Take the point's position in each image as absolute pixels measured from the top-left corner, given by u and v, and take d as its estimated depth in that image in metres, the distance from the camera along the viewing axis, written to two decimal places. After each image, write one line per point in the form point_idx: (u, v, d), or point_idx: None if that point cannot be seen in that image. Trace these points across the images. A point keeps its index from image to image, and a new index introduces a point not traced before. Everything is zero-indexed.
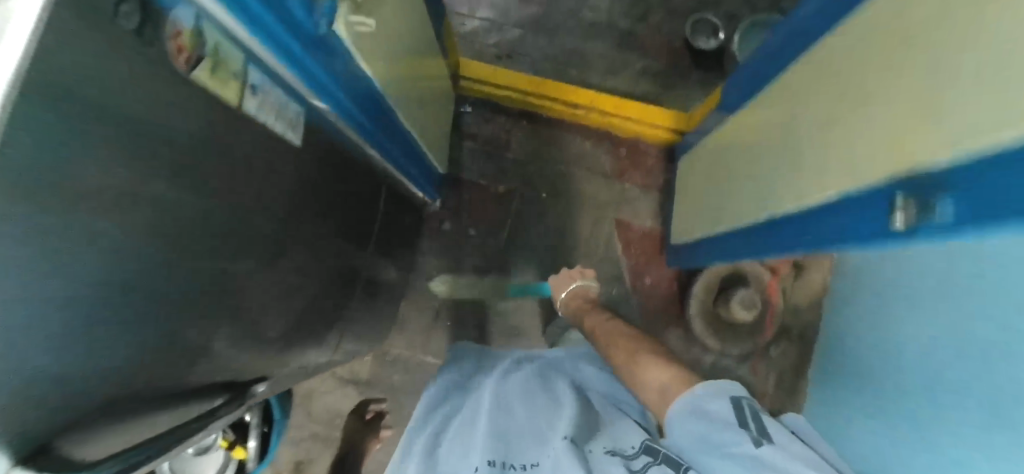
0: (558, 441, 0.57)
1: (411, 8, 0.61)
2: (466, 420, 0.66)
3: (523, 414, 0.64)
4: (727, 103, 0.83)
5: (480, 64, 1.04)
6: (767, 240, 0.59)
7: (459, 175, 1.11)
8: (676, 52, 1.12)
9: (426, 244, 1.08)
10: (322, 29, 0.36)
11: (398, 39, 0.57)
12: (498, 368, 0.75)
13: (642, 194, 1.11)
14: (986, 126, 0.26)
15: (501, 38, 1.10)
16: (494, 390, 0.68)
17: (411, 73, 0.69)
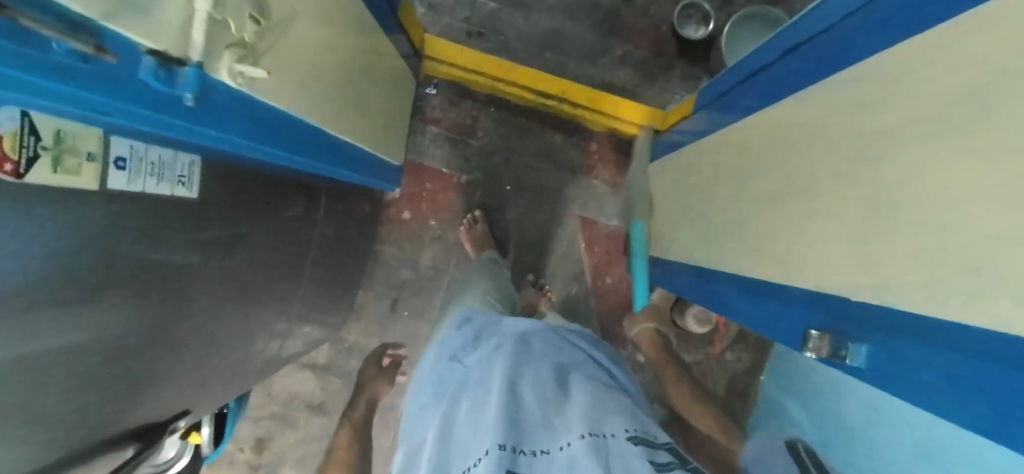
0: (573, 435, 0.48)
1: (334, 13, 0.56)
2: (474, 398, 0.57)
3: (539, 397, 0.55)
4: (700, 117, 0.78)
5: (447, 42, 0.96)
6: (713, 293, 0.60)
7: (420, 163, 1.05)
8: (662, 39, 1.04)
9: (385, 234, 1.05)
10: (189, 100, 0.35)
11: (308, 50, 0.52)
12: (509, 339, 0.66)
13: (612, 192, 1.06)
14: (957, 300, 0.26)
15: (471, 15, 1.02)
16: (506, 366, 0.58)
17: (338, 76, 0.63)
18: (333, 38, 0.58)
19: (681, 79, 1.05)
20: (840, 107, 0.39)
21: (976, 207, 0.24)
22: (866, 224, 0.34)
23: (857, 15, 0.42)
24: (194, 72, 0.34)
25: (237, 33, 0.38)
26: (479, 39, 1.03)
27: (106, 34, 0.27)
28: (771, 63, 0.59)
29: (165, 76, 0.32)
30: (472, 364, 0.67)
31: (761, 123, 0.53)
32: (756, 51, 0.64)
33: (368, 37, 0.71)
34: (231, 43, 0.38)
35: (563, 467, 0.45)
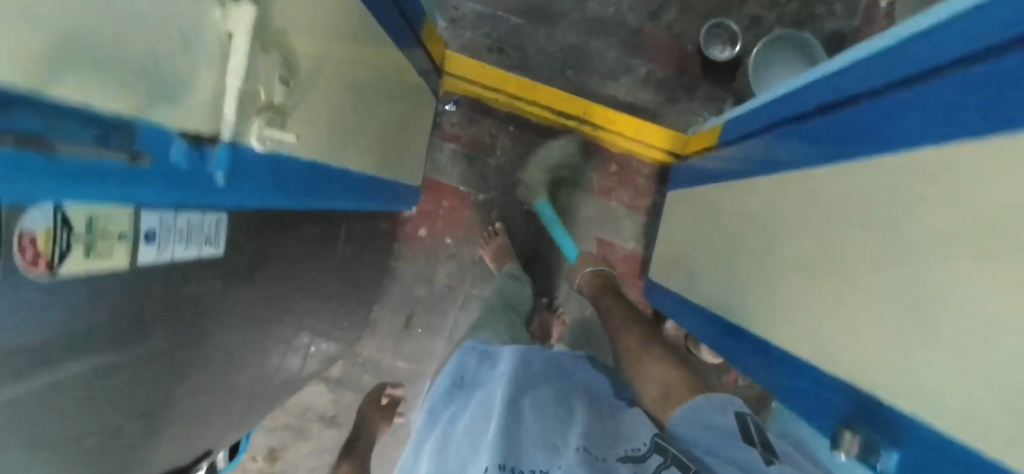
0: (568, 452, 0.47)
1: (354, 50, 0.55)
2: (474, 422, 0.57)
3: (537, 416, 0.54)
4: (726, 152, 0.76)
5: (464, 58, 0.94)
6: (733, 346, 0.60)
7: (436, 180, 1.03)
8: (687, 58, 1.01)
9: (400, 251, 1.04)
10: (220, 178, 0.35)
11: (331, 94, 0.51)
12: (509, 360, 0.67)
13: (629, 214, 1.03)
14: (988, 434, 0.25)
15: (493, 31, 1.01)
16: (506, 388, 0.58)
17: (360, 111, 0.62)
18: (355, 74, 0.58)
19: (705, 100, 1.02)
20: (879, 189, 0.38)
21: (1015, 336, 0.24)
22: (899, 327, 0.33)
23: (904, 87, 0.41)
24: (224, 152, 0.34)
25: (266, 97, 0.38)
26: (500, 53, 1.01)
27: (140, 133, 0.27)
28: (808, 112, 0.57)
29: (197, 157, 0.32)
30: (474, 386, 0.67)
31: (795, 184, 0.51)
32: (788, 95, 0.63)
33: (389, 65, 0.69)
34: (261, 109, 0.38)
35: None
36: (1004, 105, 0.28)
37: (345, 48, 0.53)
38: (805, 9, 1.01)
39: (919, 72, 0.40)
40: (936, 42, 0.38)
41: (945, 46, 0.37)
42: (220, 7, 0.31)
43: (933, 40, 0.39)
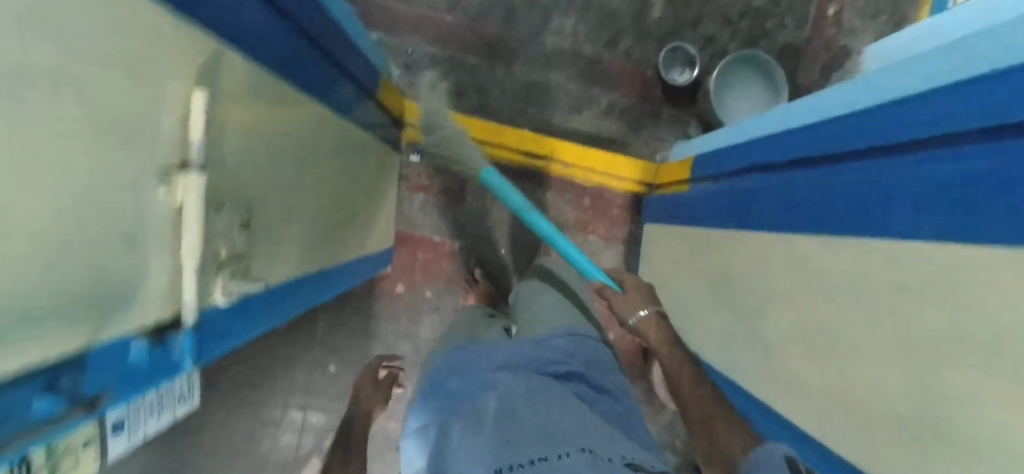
0: (572, 447, 0.40)
1: (311, 151, 0.53)
2: (464, 413, 0.46)
3: (537, 412, 0.44)
4: (701, 190, 0.77)
5: (426, 108, 0.96)
6: (740, 396, 0.61)
7: (410, 232, 1.01)
8: (648, 83, 1.02)
9: (381, 308, 1.01)
10: (186, 362, 0.33)
11: (294, 205, 0.49)
12: (503, 351, 0.55)
13: (608, 244, 1.04)
14: None
15: (452, 75, 0.99)
16: (500, 386, 0.48)
17: (326, 203, 0.60)
18: (316, 172, 0.55)
19: (670, 124, 1.03)
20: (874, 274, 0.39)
21: None
22: (913, 423, 0.33)
23: (897, 155, 0.41)
24: (189, 338, 0.32)
25: (226, 247, 0.35)
26: (461, 96, 0.99)
27: (89, 364, 0.25)
28: (788, 162, 0.58)
29: (156, 352, 0.30)
30: (465, 364, 0.56)
31: (788, 245, 0.52)
32: (763, 140, 0.64)
33: (351, 142, 0.67)
34: (222, 264, 0.35)
35: None
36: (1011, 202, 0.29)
37: (299, 154, 0.50)
38: (756, 25, 1.04)
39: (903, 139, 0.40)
40: (912, 113, 0.40)
41: (928, 120, 0.38)
42: (164, 185, 0.28)
43: (907, 113, 0.40)
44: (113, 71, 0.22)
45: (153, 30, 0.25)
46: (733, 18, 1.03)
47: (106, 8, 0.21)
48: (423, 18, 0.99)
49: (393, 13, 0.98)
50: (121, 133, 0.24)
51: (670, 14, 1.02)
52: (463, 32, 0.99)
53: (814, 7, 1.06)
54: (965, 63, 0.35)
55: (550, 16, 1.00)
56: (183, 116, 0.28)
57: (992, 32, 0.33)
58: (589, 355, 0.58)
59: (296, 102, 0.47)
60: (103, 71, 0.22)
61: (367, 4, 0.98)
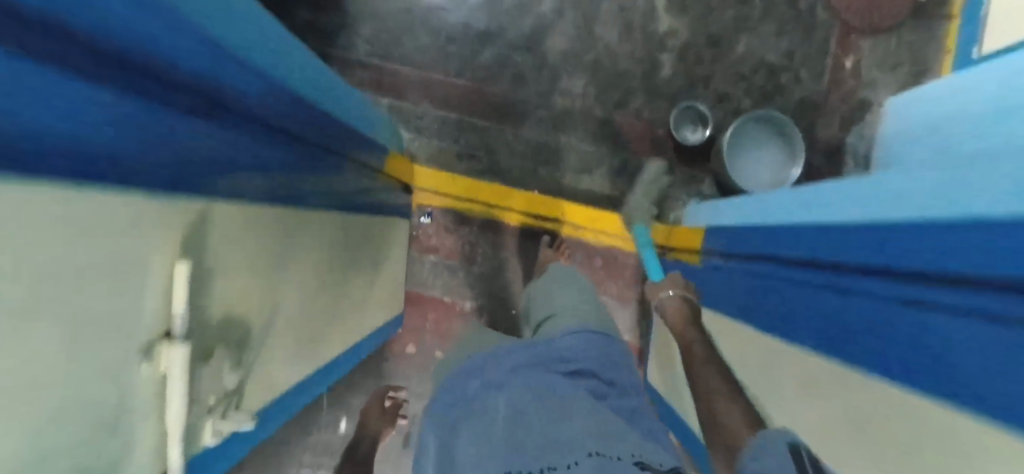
0: (577, 452, 0.39)
1: (315, 251, 0.54)
2: (473, 423, 0.46)
3: (547, 415, 0.44)
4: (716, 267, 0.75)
5: (438, 174, 0.99)
6: None
7: (420, 293, 1.01)
8: (659, 142, 1.01)
9: (390, 371, 1.00)
10: None
11: (296, 311, 0.50)
12: (509, 362, 0.55)
13: (621, 306, 1.01)
14: None
15: (462, 138, 1.01)
16: (510, 394, 0.48)
17: (330, 294, 0.61)
18: (320, 270, 0.56)
19: (683, 182, 1.01)
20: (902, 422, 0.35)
21: None
22: None
23: (906, 284, 0.38)
24: None
25: (217, 392, 0.34)
26: (471, 158, 1.00)
27: None
28: (794, 259, 0.56)
29: None
30: (473, 375, 0.56)
31: (804, 361, 0.49)
32: (770, 229, 0.62)
33: (356, 228, 0.69)
34: (216, 405, 0.34)
35: None
36: (1005, 386, 0.27)
37: (302, 257, 0.51)
38: (770, 80, 1.02)
39: (906, 271, 0.38)
40: (912, 245, 0.37)
41: (931, 251, 0.35)
42: (148, 357, 0.28)
43: (911, 236, 0.38)
44: (80, 279, 0.22)
45: (134, 215, 0.25)
46: (746, 73, 1.02)
47: (73, 224, 0.21)
48: (433, 83, 1.01)
49: (404, 78, 1.01)
50: (98, 326, 0.24)
51: (681, 73, 1.01)
52: (472, 95, 1.01)
53: (831, 59, 1.03)
54: (971, 196, 0.33)
55: (558, 77, 1.01)
56: (165, 283, 0.28)
57: (1001, 168, 0.31)
58: (597, 356, 0.58)
59: (299, 214, 0.48)
60: (75, 277, 0.22)
61: (380, 71, 1.02)
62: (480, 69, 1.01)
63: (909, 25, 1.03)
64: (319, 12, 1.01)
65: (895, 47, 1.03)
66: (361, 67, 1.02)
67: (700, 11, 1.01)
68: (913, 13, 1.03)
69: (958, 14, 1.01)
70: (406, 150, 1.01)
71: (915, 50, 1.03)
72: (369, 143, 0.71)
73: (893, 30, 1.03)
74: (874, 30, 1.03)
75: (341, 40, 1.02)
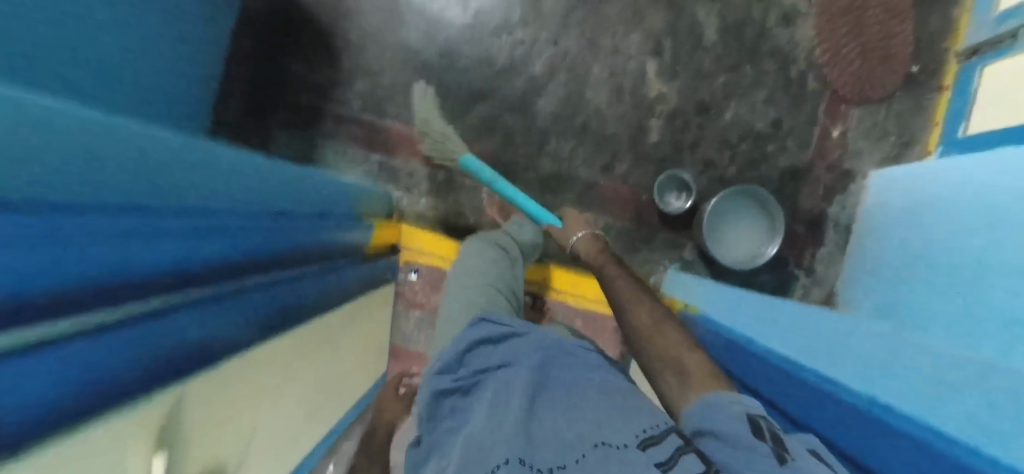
0: (586, 445, 0.40)
1: (286, 366, 0.57)
2: (488, 401, 0.49)
3: (559, 408, 0.46)
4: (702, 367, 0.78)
5: (423, 233, 1.01)
6: None
7: (405, 347, 1.04)
8: (644, 207, 1.03)
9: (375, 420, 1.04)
10: None
11: (258, 426, 0.52)
12: (523, 346, 0.57)
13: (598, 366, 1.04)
14: None
15: (450, 198, 1.04)
16: (521, 377, 0.49)
17: (302, 387, 0.64)
18: (291, 377, 0.60)
19: (665, 247, 1.04)
20: None
21: None
22: None
23: None
24: None
25: None
26: (459, 215, 1.03)
27: None
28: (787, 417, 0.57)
29: None
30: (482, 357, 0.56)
31: None
32: (760, 359, 0.64)
33: (331, 322, 0.72)
34: None
35: None
36: None
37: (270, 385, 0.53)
38: (757, 148, 1.03)
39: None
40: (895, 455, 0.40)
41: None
42: None
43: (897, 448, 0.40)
44: None
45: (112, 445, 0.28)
46: (733, 141, 1.02)
47: None
48: (424, 141, 1.03)
49: (394, 136, 1.04)
50: None
51: (669, 139, 1.02)
52: None
53: (818, 128, 1.03)
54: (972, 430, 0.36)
55: (546, 139, 1.03)
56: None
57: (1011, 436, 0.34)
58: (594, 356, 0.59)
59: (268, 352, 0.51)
60: None
61: (371, 128, 1.04)
62: (469, 129, 1.03)
63: (900, 96, 1.03)
64: (314, 69, 1.04)
65: (882, 118, 1.03)
66: (353, 124, 1.04)
67: (690, 78, 1.02)
68: (904, 83, 1.03)
69: (949, 86, 1.01)
70: (396, 208, 1.04)
71: (903, 121, 1.03)
72: (325, 205, 0.74)
73: (884, 101, 1.03)
74: (864, 100, 1.03)
75: (335, 96, 1.04)
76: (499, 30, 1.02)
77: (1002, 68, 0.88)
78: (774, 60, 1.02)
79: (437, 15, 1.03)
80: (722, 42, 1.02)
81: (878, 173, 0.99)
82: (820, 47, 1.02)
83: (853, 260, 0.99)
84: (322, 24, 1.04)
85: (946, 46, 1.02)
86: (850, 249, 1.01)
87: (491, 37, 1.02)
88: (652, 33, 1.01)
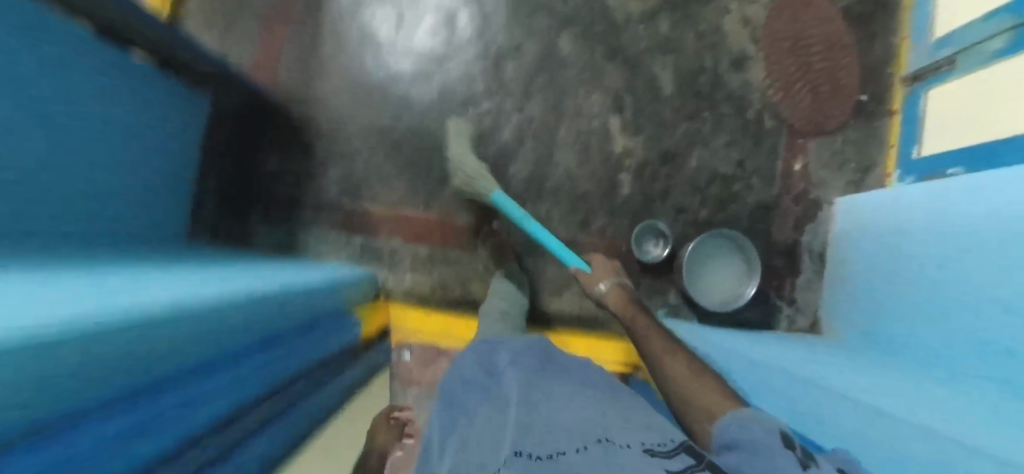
0: (581, 440, 0.47)
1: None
2: (492, 414, 0.57)
3: (554, 406, 0.56)
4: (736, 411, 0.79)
5: (413, 310, 1.05)
6: None
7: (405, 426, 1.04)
8: (624, 259, 1.06)
9: None
10: None
11: None
12: (521, 369, 0.66)
13: None
14: None
15: (434, 272, 1.06)
16: (520, 386, 0.61)
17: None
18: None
19: (648, 295, 1.07)
20: None
21: None
22: None
23: None
24: None
25: None
26: (446, 287, 1.06)
27: None
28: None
29: None
30: (487, 376, 0.68)
31: None
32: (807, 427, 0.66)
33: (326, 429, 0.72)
34: None
35: (574, 466, 0.42)
36: None
37: None
38: (724, 189, 1.07)
39: None
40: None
41: None
42: None
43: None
44: None
45: None
46: (701, 185, 1.06)
47: None
48: (403, 218, 1.06)
49: (374, 217, 1.06)
50: None
51: (639, 190, 1.06)
52: (441, 227, 1.06)
53: (781, 164, 1.07)
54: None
55: (522, 204, 1.05)
56: None
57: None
58: (590, 380, 0.67)
59: None
60: None
61: (350, 212, 1.06)
62: (445, 202, 1.06)
63: (853, 124, 1.07)
64: (288, 159, 1.07)
65: (840, 147, 1.07)
66: (332, 209, 1.06)
67: (653, 130, 1.05)
68: (857, 111, 1.07)
69: (899, 110, 1.05)
70: (383, 287, 1.07)
71: (859, 148, 1.07)
72: (319, 317, 0.78)
73: (839, 130, 1.07)
74: (821, 132, 1.07)
75: (311, 184, 1.07)
76: (465, 104, 1.05)
77: (947, 92, 0.92)
78: (730, 104, 1.06)
79: (403, 96, 1.06)
80: (679, 93, 1.06)
81: (845, 198, 1.02)
82: (773, 87, 1.06)
83: (832, 285, 1.01)
84: (292, 116, 1.07)
85: (891, 72, 1.06)
86: (828, 274, 1.03)
87: (457, 111, 1.06)
88: (612, 91, 1.05)
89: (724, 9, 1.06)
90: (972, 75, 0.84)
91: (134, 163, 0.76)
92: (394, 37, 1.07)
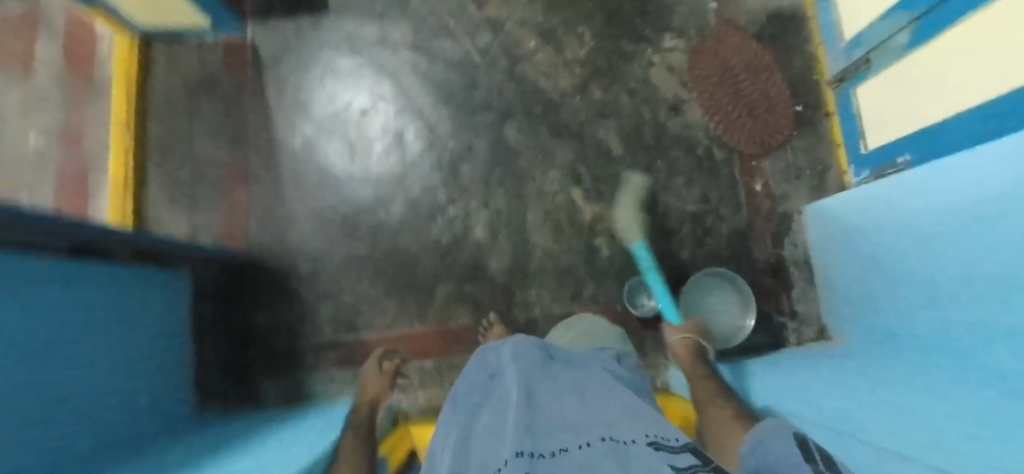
0: (591, 438, 0.36)
1: None
2: (493, 414, 0.47)
3: (558, 407, 0.45)
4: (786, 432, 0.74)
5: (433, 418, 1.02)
6: None
7: None
8: (623, 319, 1.07)
9: None
10: None
11: None
12: (525, 362, 0.55)
13: None
14: None
15: (445, 382, 1.07)
16: (519, 381, 0.50)
17: None
18: None
19: (657, 347, 1.07)
20: None
21: None
22: None
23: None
24: None
25: None
26: None
27: None
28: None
29: None
30: (490, 378, 0.58)
31: None
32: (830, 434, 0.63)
33: None
34: None
35: (583, 467, 0.31)
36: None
37: None
38: (697, 226, 1.10)
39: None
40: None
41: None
42: None
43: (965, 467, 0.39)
44: None
45: None
46: (675, 228, 1.09)
47: None
48: (401, 336, 1.07)
49: (373, 344, 1.07)
50: None
51: (619, 249, 1.08)
52: (440, 337, 1.07)
53: (743, 189, 1.11)
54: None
55: (511, 293, 1.07)
56: None
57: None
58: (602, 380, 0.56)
59: None
60: None
61: (350, 345, 1.08)
62: (438, 311, 1.08)
63: (798, 133, 1.12)
64: (277, 311, 1.09)
65: (792, 158, 1.12)
66: (332, 347, 1.08)
67: (614, 190, 1.09)
68: (796, 122, 1.12)
69: (835, 111, 1.11)
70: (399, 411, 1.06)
71: (810, 154, 1.12)
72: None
73: (786, 143, 1.12)
74: (770, 150, 1.12)
75: (306, 329, 1.08)
76: (433, 214, 1.09)
77: (872, 88, 0.96)
78: (679, 147, 1.11)
79: (373, 221, 1.09)
80: (629, 149, 1.10)
81: (808, 209, 1.06)
82: (712, 120, 1.12)
83: (825, 291, 1.02)
84: (272, 269, 1.09)
85: (816, 79, 1.13)
86: (817, 281, 1.05)
87: (428, 222, 1.09)
88: (566, 165, 1.10)
89: (646, 63, 1.13)
90: (890, 70, 0.88)
91: (122, 378, 0.77)
92: (350, 167, 1.11)
